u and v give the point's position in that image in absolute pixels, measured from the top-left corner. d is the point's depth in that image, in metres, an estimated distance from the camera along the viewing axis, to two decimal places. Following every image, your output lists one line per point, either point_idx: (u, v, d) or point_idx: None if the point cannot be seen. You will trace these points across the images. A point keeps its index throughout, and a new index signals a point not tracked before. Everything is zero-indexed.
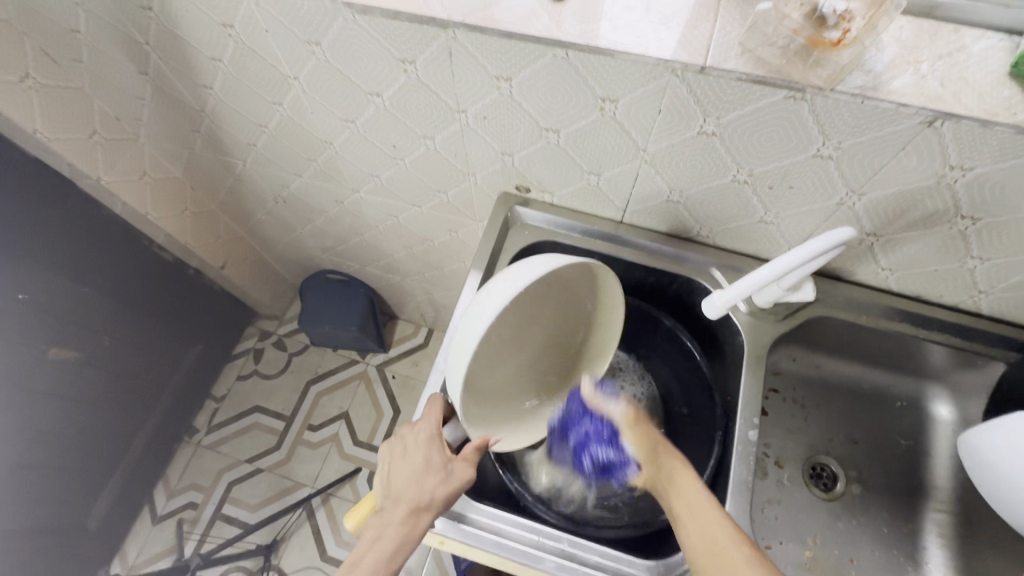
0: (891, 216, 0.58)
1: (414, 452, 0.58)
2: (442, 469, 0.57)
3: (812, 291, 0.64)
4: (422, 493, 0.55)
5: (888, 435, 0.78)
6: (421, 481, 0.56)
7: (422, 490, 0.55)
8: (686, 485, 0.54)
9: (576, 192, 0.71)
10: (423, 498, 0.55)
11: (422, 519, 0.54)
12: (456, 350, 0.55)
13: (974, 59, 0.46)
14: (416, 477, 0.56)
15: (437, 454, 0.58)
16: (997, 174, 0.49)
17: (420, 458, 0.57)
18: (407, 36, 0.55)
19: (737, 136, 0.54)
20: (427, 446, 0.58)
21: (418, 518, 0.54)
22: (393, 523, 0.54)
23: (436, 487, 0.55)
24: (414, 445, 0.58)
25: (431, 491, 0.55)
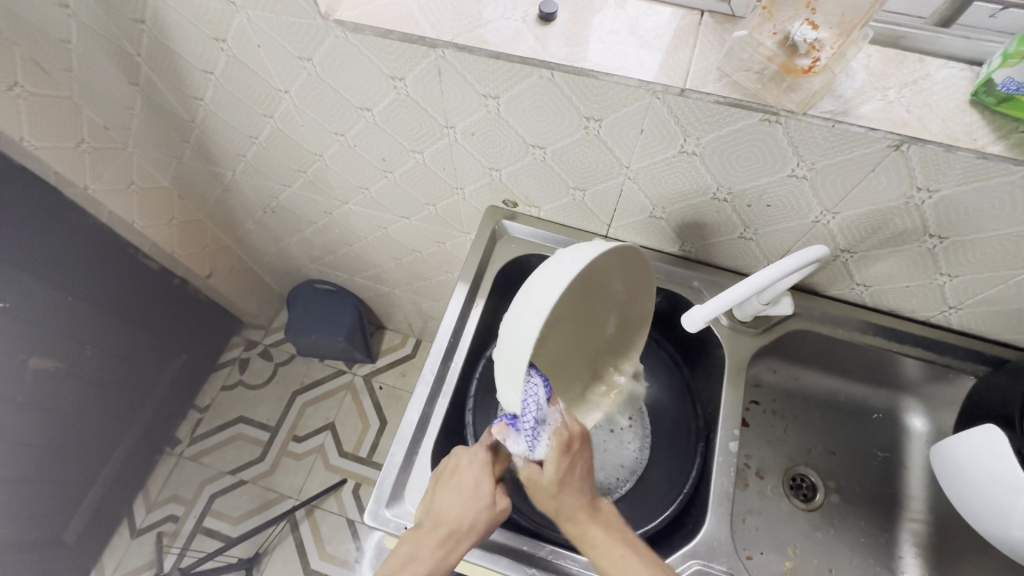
0: (862, 234, 0.60)
1: (464, 474, 0.57)
2: (490, 495, 0.56)
3: (790, 305, 0.66)
4: (465, 515, 0.55)
5: (865, 446, 0.80)
6: (469, 507, 0.55)
7: (465, 515, 0.55)
8: (583, 523, 0.55)
9: (561, 207, 0.73)
10: (465, 523, 0.54)
11: (460, 539, 0.54)
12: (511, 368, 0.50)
13: (938, 87, 0.49)
14: (464, 501, 0.55)
15: (489, 481, 0.56)
16: (960, 196, 0.51)
17: (469, 484, 0.56)
18: (397, 54, 0.56)
19: (716, 156, 0.56)
20: (482, 474, 0.57)
21: (454, 543, 0.54)
22: (431, 540, 0.54)
23: (481, 515, 0.55)
24: (466, 467, 0.57)
25: (476, 516, 0.55)
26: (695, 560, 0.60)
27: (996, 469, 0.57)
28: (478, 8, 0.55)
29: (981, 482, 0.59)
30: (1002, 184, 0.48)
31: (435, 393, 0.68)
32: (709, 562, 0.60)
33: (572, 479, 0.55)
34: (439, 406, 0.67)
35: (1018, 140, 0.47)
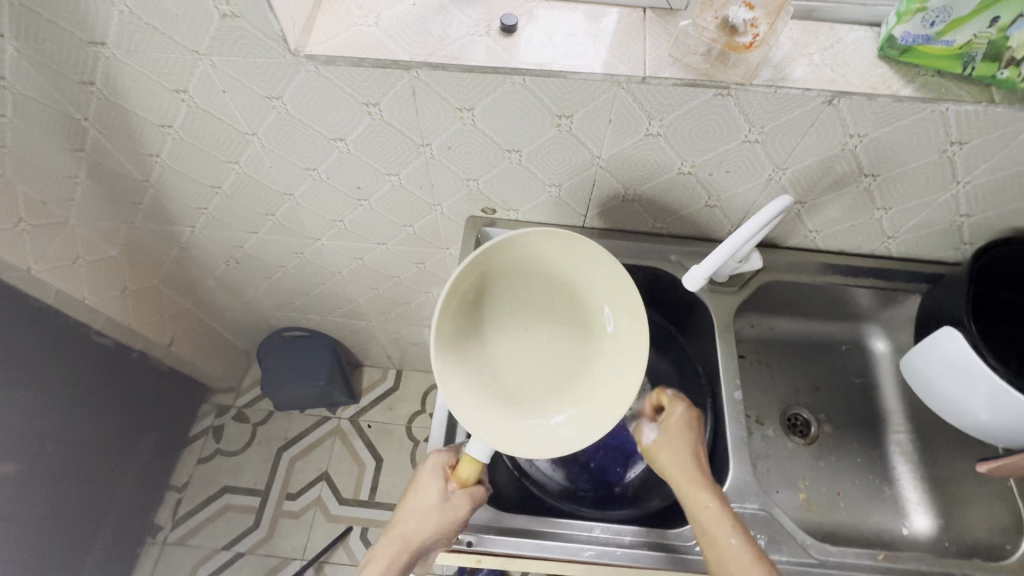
0: (810, 184, 0.68)
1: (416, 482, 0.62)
2: (437, 500, 0.59)
3: (759, 259, 0.73)
4: (414, 518, 0.59)
5: (842, 375, 0.88)
6: (423, 508, 0.59)
7: (414, 518, 0.60)
8: (697, 495, 0.57)
9: (539, 206, 0.77)
10: (415, 523, 0.59)
11: (409, 539, 0.59)
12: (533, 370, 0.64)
13: (851, 47, 0.57)
14: (412, 506, 0.60)
15: (434, 487, 0.60)
16: (885, 136, 0.60)
17: (417, 489, 0.61)
18: (371, 80, 0.58)
19: (678, 133, 0.61)
20: (427, 483, 0.61)
21: (407, 542, 0.59)
22: (388, 538, 0.61)
23: (428, 516, 0.59)
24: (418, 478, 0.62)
25: (422, 520, 0.59)
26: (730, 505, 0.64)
27: (964, 365, 0.65)
28: (442, 28, 0.58)
29: (951, 379, 0.67)
30: (916, 121, 0.57)
31: None
32: (742, 504, 0.64)
33: (682, 446, 0.60)
34: None
35: (922, 82, 0.56)
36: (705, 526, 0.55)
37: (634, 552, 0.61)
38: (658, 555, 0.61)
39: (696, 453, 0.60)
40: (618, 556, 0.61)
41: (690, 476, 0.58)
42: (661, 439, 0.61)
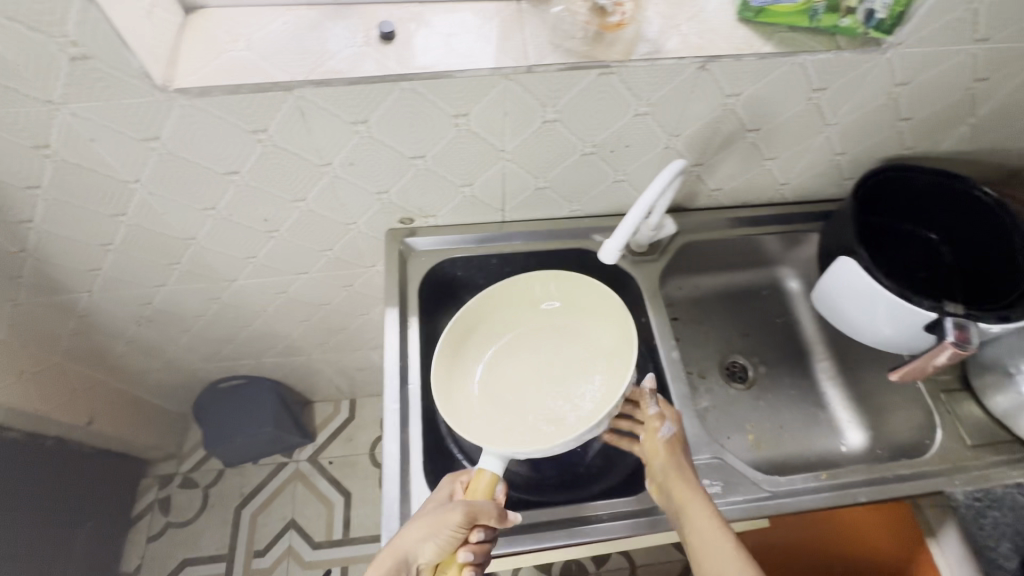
0: (702, 145, 0.72)
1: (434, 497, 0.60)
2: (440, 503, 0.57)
3: (673, 225, 0.77)
4: (414, 520, 0.56)
5: (766, 318, 0.94)
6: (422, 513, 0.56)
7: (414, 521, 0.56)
8: (692, 502, 0.57)
9: (456, 208, 0.77)
10: (412, 526, 0.56)
11: (403, 540, 0.55)
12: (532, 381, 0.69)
13: (713, 14, 0.61)
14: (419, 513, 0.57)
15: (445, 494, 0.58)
16: (758, 92, 0.64)
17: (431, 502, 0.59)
18: (253, 107, 0.56)
19: (573, 117, 0.63)
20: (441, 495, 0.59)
21: (400, 545, 0.55)
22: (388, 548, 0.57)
23: (427, 517, 0.55)
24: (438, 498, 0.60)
25: (420, 521, 0.55)
26: None
27: (863, 288, 0.70)
28: (320, 44, 0.57)
29: (855, 302, 0.73)
30: (781, 74, 0.62)
31: (406, 417, 0.67)
32: (695, 457, 0.67)
33: (671, 454, 0.62)
34: (414, 428, 0.66)
35: (778, 39, 0.61)
36: (703, 536, 0.55)
37: (604, 525, 0.63)
38: (627, 523, 0.63)
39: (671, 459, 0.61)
40: (590, 532, 0.62)
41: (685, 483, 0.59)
42: (653, 445, 0.63)
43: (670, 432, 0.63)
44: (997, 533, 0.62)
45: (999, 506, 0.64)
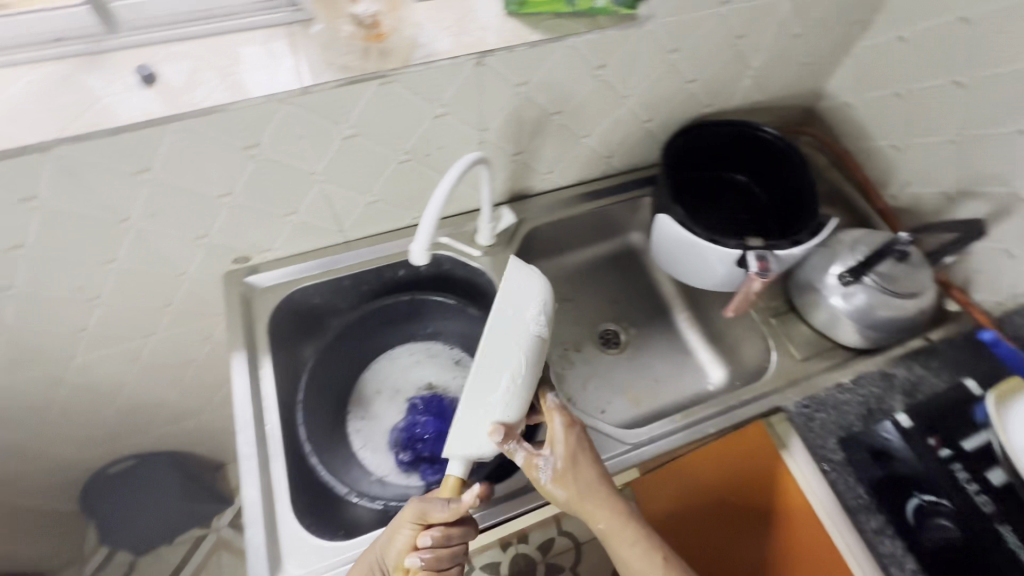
0: (515, 134, 0.75)
1: None
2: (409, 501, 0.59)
3: (510, 214, 0.85)
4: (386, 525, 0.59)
5: (630, 282, 1.00)
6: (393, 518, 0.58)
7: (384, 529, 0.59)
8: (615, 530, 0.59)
9: (291, 237, 0.76)
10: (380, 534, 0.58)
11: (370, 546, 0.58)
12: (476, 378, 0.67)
13: (483, 11, 0.64)
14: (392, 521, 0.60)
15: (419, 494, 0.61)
16: (545, 77, 0.68)
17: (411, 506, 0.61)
18: (9, 173, 0.52)
19: (372, 128, 0.64)
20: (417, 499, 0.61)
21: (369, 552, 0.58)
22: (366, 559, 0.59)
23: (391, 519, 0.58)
24: None
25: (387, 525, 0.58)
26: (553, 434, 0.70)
27: (683, 240, 0.77)
28: (73, 96, 0.54)
29: (681, 254, 0.79)
30: (559, 58, 0.66)
31: (267, 460, 0.65)
32: None
33: (584, 478, 0.60)
34: (277, 468, 0.65)
35: (546, 25, 0.64)
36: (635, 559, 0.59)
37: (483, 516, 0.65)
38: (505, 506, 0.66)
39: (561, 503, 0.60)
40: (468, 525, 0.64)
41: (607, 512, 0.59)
42: (562, 472, 0.59)
43: (549, 474, 0.59)
44: (824, 431, 0.68)
45: (824, 408, 0.71)
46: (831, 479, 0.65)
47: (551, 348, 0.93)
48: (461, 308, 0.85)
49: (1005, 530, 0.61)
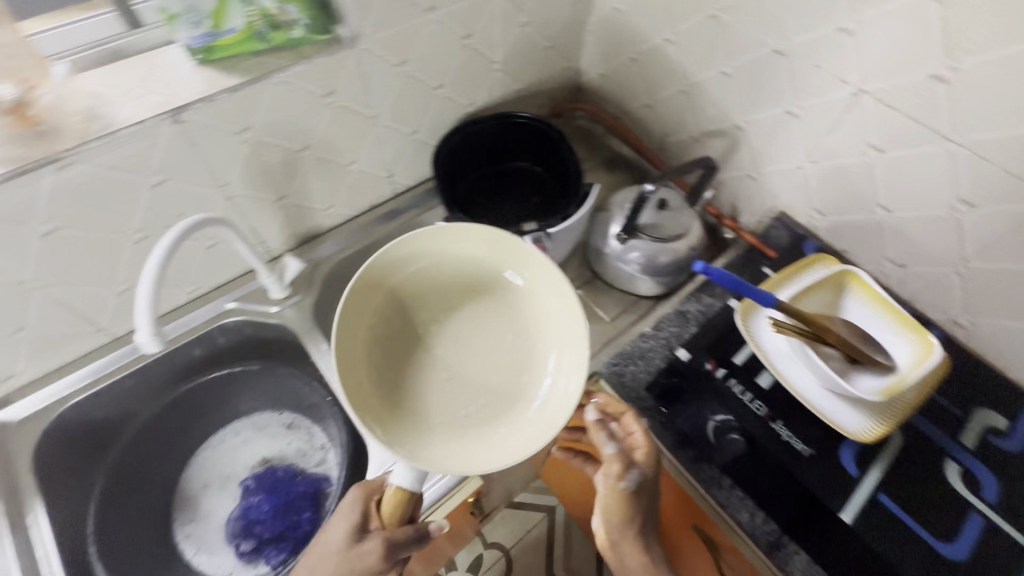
0: (265, 180, 0.72)
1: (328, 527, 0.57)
2: (345, 541, 0.55)
3: (295, 262, 0.79)
4: (319, 561, 0.55)
5: None
6: (325, 552, 0.56)
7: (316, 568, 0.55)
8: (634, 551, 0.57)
9: (39, 354, 0.67)
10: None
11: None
12: (442, 401, 0.59)
13: (170, 67, 0.61)
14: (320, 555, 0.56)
15: (343, 529, 0.55)
16: (267, 118, 0.65)
17: (334, 531, 0.56)
18: None
19: (76, 216, 0.58)
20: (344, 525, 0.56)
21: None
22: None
23: (336, 558, 0.54)
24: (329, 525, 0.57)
25: (326, 567, 0.54)
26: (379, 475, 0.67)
27: None
28: None
29: None
30: (274, 97, 0.64)
31: None
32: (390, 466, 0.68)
33: (637, 504, 0.56)
34: None
35: (244, 67, 0.62)
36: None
37: None
38: None
39: (633, 506, 0.56)
40: None
41: (633, 540, 0.57)
42: (634, 490, 0.56)
43: (633, 484, 0.55)
44: (634, 383, 0.69)
45: (635, 358, 0.71)
46: (646, 426, 0.66)
47: None
48: (268, 371, 0.81)
49: (779, 425, 0.64)
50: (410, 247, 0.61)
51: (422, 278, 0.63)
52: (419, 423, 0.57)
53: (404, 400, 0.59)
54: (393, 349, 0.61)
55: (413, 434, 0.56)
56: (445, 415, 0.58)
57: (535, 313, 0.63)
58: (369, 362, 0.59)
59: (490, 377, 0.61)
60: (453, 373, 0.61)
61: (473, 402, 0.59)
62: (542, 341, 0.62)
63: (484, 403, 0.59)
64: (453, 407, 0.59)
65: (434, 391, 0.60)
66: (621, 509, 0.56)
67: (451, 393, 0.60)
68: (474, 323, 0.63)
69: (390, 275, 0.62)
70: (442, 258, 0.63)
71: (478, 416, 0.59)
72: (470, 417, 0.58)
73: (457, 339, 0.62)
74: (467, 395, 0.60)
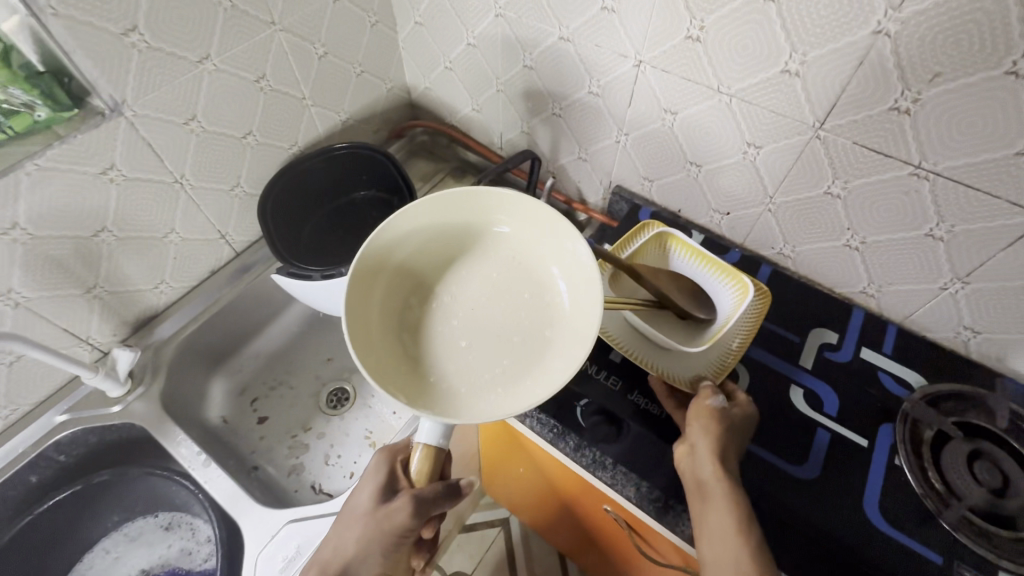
0: (63, 276, 0.66)
1: (361, 485, 0.56)
2: (372, 508, 0.53)
3: (126, 351, 0.72)
4: (351, 532, 0.53)
5: (336, 334, 0.97)
6: (356, 513, 0.54)
7: (346, 547, 0.53)
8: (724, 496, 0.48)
9: None
10: (341, 554, 0.53)
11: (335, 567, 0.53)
12: (464, 368, 0.49)
13: None
14: (351, 524, 0.54)
15: (371, 489, 0.54)
16: (37, 212, 0.60)
17: (364, 495, 0.54)
18: None
19: None
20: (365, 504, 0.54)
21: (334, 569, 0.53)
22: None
23: (362, 534, 0.52)
24: (367, 478, 0.56)
25: (355, 539, 0.53)
26: (257, 552, 0.64)
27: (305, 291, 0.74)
28: None
29: (319, 301, 0.76)
30: (35, 189, 0.58)
31: None
32: (267, 539, 0.65)
33: (718, 437, 0.53)
34: None
35: None
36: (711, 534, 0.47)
37: None
38: None
39: (733, 421, 0.55)
40: None
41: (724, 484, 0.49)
42: (709, 423, 0.54)
43: (715, 417, 0.54)
44: None
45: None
46: (526, 425, 0.66)
47: (279, 444, 0.86)
48: (122, 475, 0.75)
49: (636, 396, 0.66)
50: (399, 231, 0.53)
51: (423, 257, 0.54)
52: (449, 391, 0.47)
53: (426, 368, 0.49)
54: (406, 331, 0.51)
55: (442, 401, 0.46)
56: (472, 382, 0.48)
57: (542, 266, 0.54)
58: (386, 333, 0.49)
59: (506, 331, 0.51)
60: (466, 341, 0.50)
61: (497, 361, 0.49)
62: (559, 285, 0.53)
63: (505, 350, 0.50)
64: (480, 373, 0.48)
65: (457, 360, 0.49)
66: (720, 424, 0.53)
67: (488, 363, 0.49)
68: (483, 284, 0.54)
69: (385, 257, 0.52)
70: (437, 232, 0.55)
71: (507, 372, 0.48)
72: (496, 375, 0.49)
73: (465, 309, 0.52)
74: (497, 344, 0.50)
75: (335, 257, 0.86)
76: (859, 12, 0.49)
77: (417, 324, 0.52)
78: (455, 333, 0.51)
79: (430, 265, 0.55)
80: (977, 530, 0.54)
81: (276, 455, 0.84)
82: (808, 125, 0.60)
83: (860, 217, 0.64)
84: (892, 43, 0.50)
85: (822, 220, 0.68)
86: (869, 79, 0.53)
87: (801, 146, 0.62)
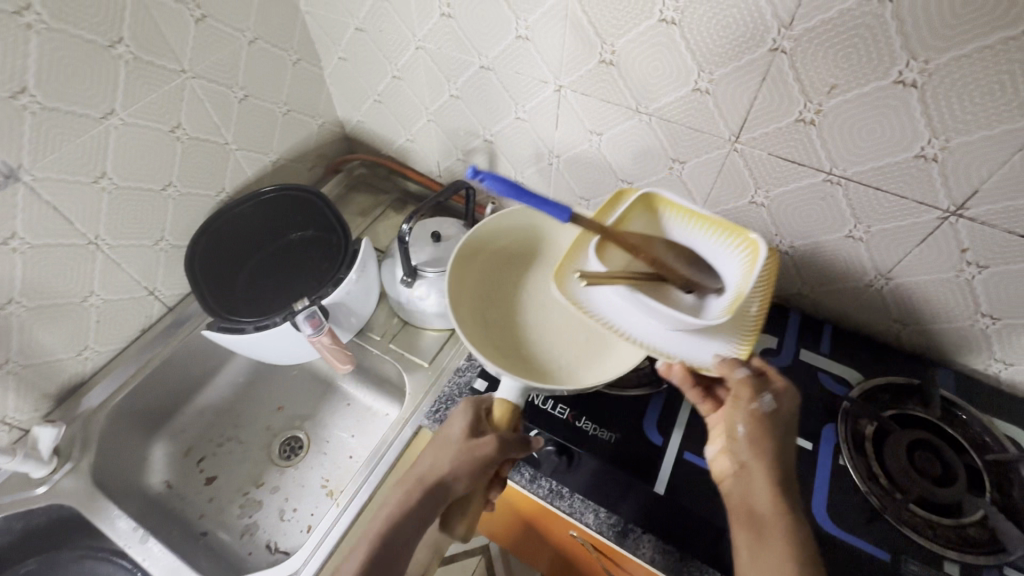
0: None
1: (445, 426, 0.59)
2: (461, 439, 0.57)
3: (50, 428, 0.68)
4: (437, 459, 0.56)
5: (285, 380, 0.93)
6: (445, 442, 0.58)
7: (433, 470, 0.56)
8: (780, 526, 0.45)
9: None
10: (430, 476, 0.56)
11: (418, 488, 0.56)
12: (552, 346, 0.61)
13: None
14: (437, 452, 0.57)
15: (460, 424, 0.58)
16: None
17: (454, 430, 0.58)
18: None
19: None
20: (455, 438, 0.57)
21: (417, 493, 0.56)
22: (392, 500, 0.56)
23: (451, 459, 0.55)
24: (453, 419, 0.60)
25: (443, 463, 0.56)
26: None
27: (232, 342, 0.70)
28: None
29: (249, 348, 0.72)
30: None
31: None
32: None
33: (769, 447, 0.48)
34: None
35: None
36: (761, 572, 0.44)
37: None
38: None
39: (780, 424, 0.50)
40: None
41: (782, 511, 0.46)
42: (759, 429, 0.49)
43: (765, 421, 0.49)
44: None
45: (454, 399, 0.70)
46: None
47: (230, 504, 0.82)
48: (55, 559, 0.70)
49: (585, 422, 0.64)
50: (503, 218, 0.66)
51: (515, 247, 0.67)
52: (537, 362, 0.59)
53: (517, 344, 0.61)
54: (491, 307, 0.63)
55: (532, 370, 0.58)
56: (554, 358, 0.60)
57: None
58: (483, 311, 0.62)
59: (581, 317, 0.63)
60: (551, 326, 0.62)
61: (576, 342, 0.61)
62: None
63: (582, 333, 0.62)
64: (563, 351, 0.60)
65: (544, 339, 0.61)
66: (766, 436, 0.49)
67: (571, 343, 0.61)
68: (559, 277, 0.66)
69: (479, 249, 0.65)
70: (526, 227, 0.68)
71: (588, 353, 0.60)
72: (580, 355, 0.60)
73: (546, 297, 0.65)
74: (578, 328, 0.62)
75: (274, 305, 0.82)
76: (755, 31, 0.51)
77: (505, 306, 0.64)
78: (539, 318, 0.63)
79: (514, 261, 0.67)
80: (922, 522, 0.55)
81: (227, 517, 0.80)
82: (725, 139, 0.61)
83: (786, 222, 0.65)
84: (789, 59, 0.51)
85: (752, 227, 0.69)
86: (774, 94, 0.54)
87: (721, 159, 0.63)
